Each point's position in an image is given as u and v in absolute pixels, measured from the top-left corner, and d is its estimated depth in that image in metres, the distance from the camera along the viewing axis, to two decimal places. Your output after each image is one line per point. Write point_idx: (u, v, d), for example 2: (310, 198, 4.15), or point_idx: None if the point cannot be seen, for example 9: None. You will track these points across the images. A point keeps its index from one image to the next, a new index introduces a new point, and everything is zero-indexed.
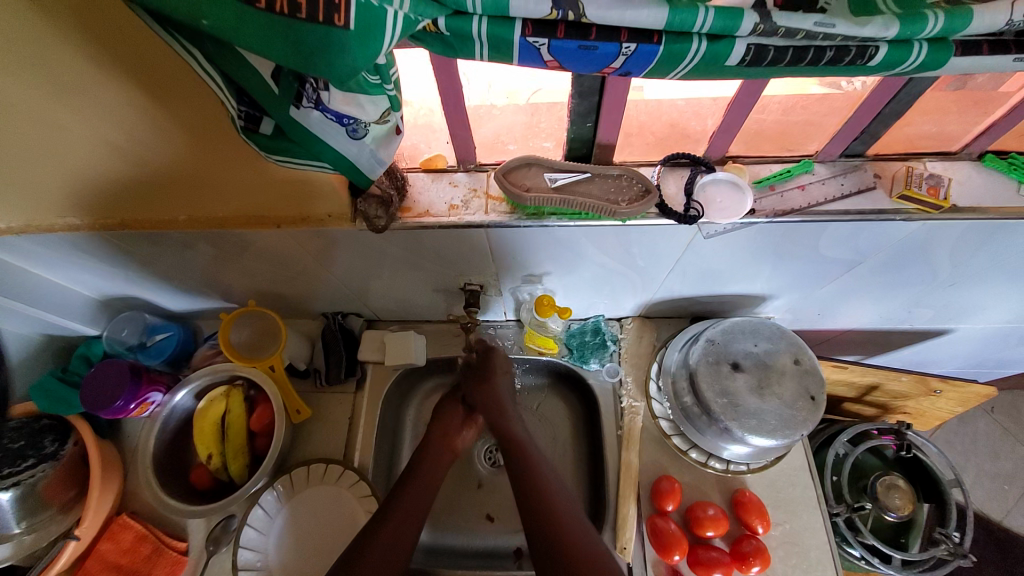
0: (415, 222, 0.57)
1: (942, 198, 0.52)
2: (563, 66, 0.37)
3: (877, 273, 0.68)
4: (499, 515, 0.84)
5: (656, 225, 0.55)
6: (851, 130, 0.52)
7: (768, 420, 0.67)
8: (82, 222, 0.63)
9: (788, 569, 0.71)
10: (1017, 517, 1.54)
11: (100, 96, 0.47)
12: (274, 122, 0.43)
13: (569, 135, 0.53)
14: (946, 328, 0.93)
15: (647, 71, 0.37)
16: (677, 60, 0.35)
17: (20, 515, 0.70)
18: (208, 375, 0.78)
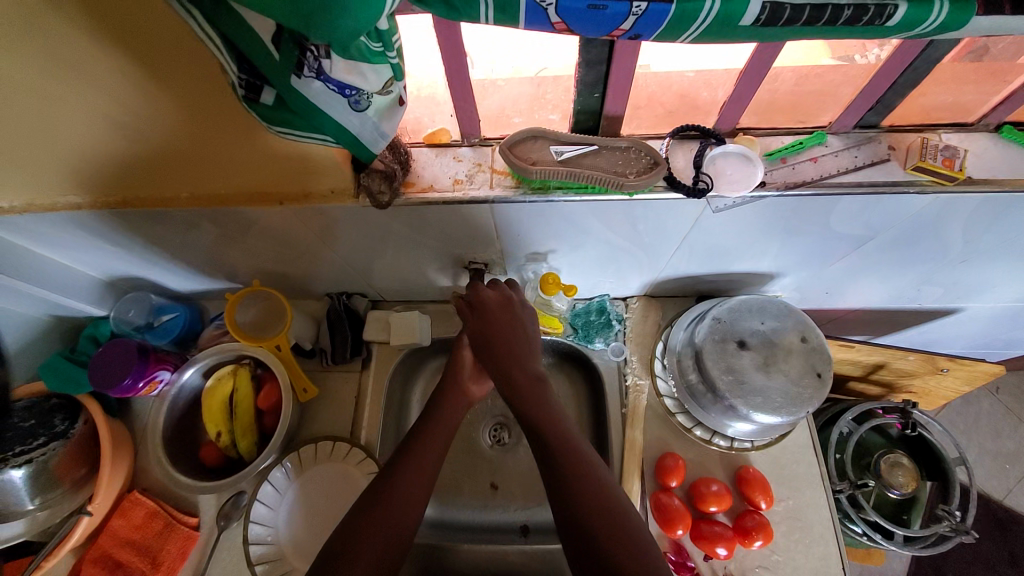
0: (419, 197, 0.56)
1: (956, 169, 0.51)
2: (571, 28, 0.35)
3: (887, 250, 0.67)
4: (502, 484, 0.86)
5: (664, 199, 0.54)
6: (866, 100, 0.50)
7: (773, 398, 0.67)
8: (83, 200, 0.63)
9: (791, 543, 0.71)
10: (1017, 495, 1.56)
11: (95, 68, 0.46)
12: (276, 91, 0.42)
13: (576, 107, 0.52)
14: (955, 307, 0.92)
15: (657, 34, 0.36)
16: (690, 20, 0.34)
17: (34, 493, 0.71)
18: (216, 354, 0.79)
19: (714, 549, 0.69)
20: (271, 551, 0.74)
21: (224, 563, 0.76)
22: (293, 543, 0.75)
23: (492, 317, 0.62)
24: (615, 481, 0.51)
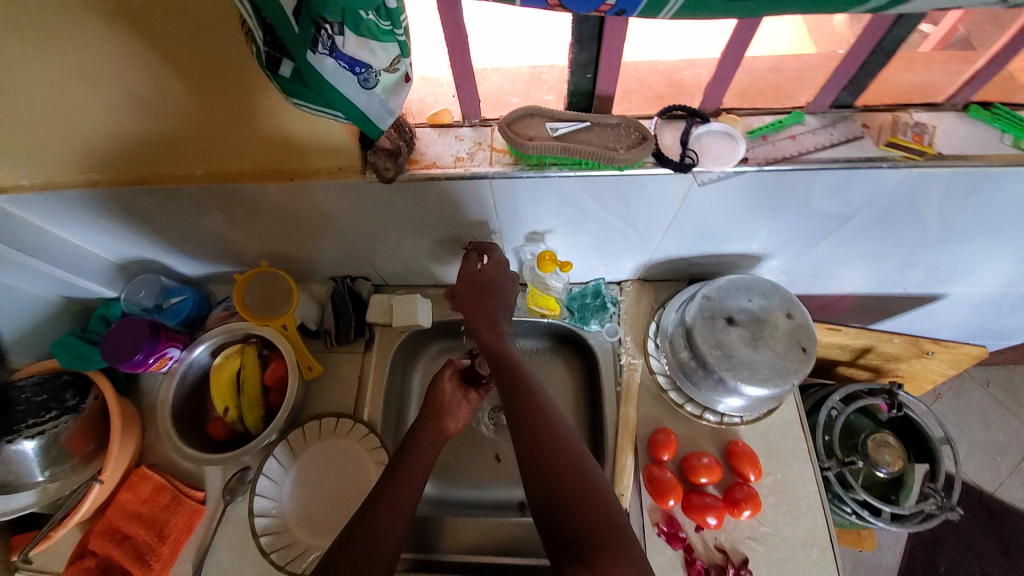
0: (423, 173, 0.59)
1: (925, 144, 0.55)
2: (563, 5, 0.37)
3: (868, 229, 0.70)
4: (507, 454, 0.89)
5: (654, 175, 0.57)
6: (839, 80, 0.54)
7: (761, 370, 0.70)
8: (99, 177, 0.65)
9: (779, 515, 0.74)
10: (1009, 487, 1.58)
11: (118, 44, 0.49)
12: (295, 65, 0.44)
13: (570, 87, 0.56)
14: (939, 292, 0.95)
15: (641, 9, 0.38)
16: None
17: (45, 464, 0.73)
18: (224, 334, 0.81)
19: (704, 519, 0.72)
20: (275, 523, 0.76)
21: (229, 536, 0.78)
22: (297, 515, 0.77)
23: (473, 294, 0.69)
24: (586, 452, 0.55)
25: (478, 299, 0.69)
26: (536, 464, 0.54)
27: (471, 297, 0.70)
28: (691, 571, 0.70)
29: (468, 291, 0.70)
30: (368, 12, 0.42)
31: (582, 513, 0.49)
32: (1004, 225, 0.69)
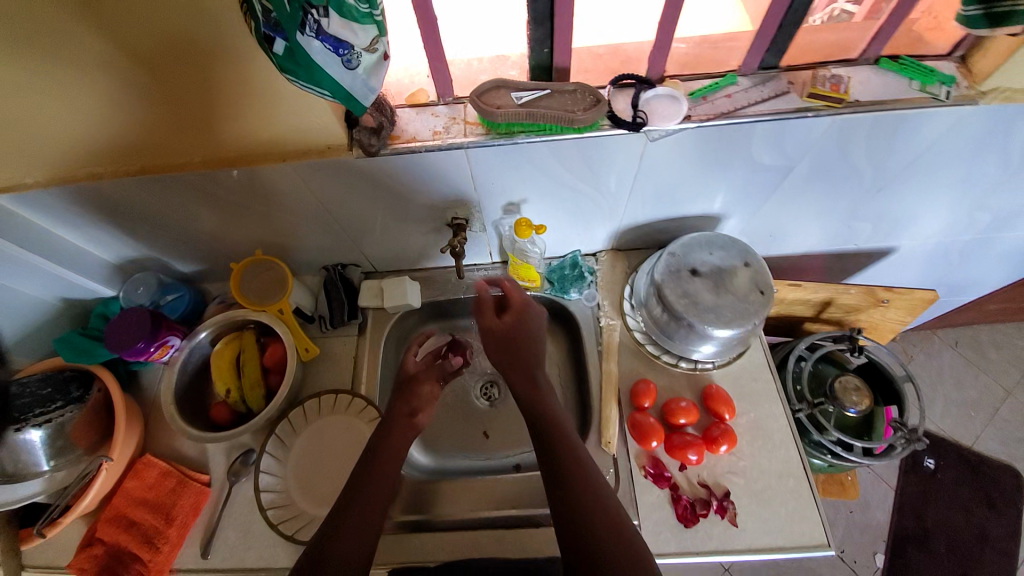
0: (404, 146, 0.66)
1: (842, 92, 0.63)
2: None
3: (809, 180, 0.78)
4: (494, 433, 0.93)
5: (612, 136, 0.65)
6: (762, 43, 0.63)
7: (725, 313, 0.77)
8: (103, 170, 0.70)
9: (755, 449, 0.79)
10: (986, 441, 1.65)
11: (116, 44, 0.54)
12: (287, 43, 0.50)
13: (530, 62, 0.64)
14: (889, 245, 1.04)
15: None
16: None
17: (51, 453, 0.76)
18: (222, 320, 0.85)
19: (686, 456, 0.77)
20: (280, 498, 0.79)
21: (235, 516, 0.80)
22: (298, 485, 0.81)
23: (506, 350, 0.71)
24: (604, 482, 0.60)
25: (514, 352, 0.70)
26: (567, 497, 0.58)
27: (503, 353, 0.71)
28: (677, 507, 0.75)
29: (497, 342, 0.72)
30: None
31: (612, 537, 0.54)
32: (927, 168, 0.78)
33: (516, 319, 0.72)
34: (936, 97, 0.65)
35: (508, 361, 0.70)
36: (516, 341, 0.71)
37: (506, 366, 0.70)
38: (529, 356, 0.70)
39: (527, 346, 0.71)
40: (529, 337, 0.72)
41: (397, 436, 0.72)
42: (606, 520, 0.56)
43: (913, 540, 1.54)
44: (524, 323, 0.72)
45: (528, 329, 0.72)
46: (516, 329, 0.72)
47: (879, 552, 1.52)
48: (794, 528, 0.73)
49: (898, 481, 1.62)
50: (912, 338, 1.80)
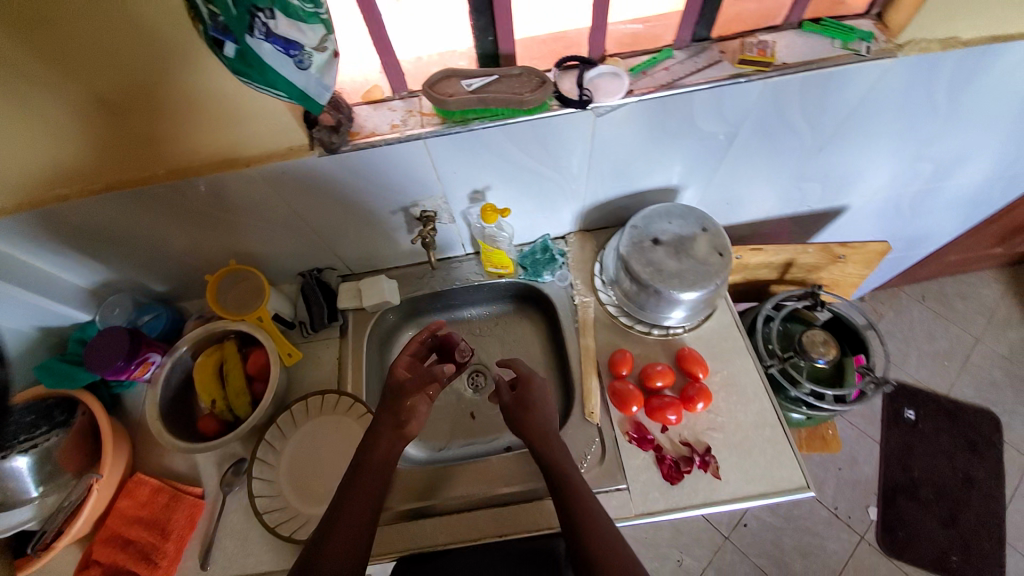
0: (364, 141, 0.69)
1: (768, 56, 0.68)
2: None
3: (753, 144, 0.83)
4: (479, 411, 0.96)
5: (562, 116, 0.69)
6: (690, 16, 0.68)
7: (688, 276, 0.82)
8: (71, 191, 0.71)
9: (731, 404, 0.83)
10: (960, 388, 1.72)
11: (71, 60, 0.55)
12: (238, 46, 0.52)
13: (478, 51, 0.68)
14: (841, 204, 1.10)
15: None
16: None
17: (39, 479, 0.75)
18: (201, 332, 0.86)
19: (666, 417, 0.80)
20: (275, 501, 0.80)
21: (231, 526, 0.80)
22: (291, 486, 0.81)
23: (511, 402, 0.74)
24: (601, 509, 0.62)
25: (520, 408, 0.73)
26: (571, 522, 0.61)
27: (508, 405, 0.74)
28: (662, 467, 0.78)
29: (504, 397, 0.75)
30: None
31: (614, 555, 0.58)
32: (861, 125, 0.83)
33: (520, 378, 0.76)
34: (857, 53, 0.70)
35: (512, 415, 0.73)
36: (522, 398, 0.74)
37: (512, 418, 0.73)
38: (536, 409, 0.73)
39: (533, 400, 0.74)
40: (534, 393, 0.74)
41: (384, 447, 0.69)
42: (606, 535, 0.60)
43: (903, 491, 1.58)
44: (529, 381, 0.75)
45: (535, 388, 0.75)
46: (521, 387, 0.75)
47: (872, 505, 1.56)
48: (774, 474, 0.77)
49: (881, 434, 1.65)
50: (880, 297, 1.87)
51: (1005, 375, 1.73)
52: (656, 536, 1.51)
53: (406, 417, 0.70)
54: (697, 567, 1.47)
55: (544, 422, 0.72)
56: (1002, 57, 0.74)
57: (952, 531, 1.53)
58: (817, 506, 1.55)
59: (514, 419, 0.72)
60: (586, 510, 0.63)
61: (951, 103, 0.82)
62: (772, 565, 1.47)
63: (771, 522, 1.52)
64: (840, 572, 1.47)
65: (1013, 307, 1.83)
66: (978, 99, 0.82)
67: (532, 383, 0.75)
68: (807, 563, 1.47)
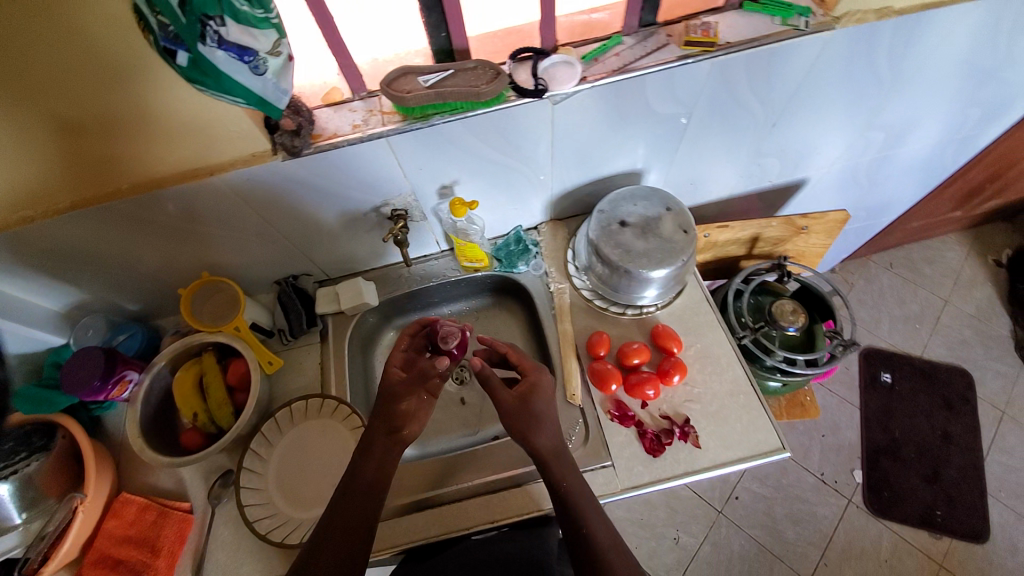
0: (327, 143, 0.70)
1: (712, 36, 0.71)
2: None
3: (708, 123, 0.86)
4: (469, 396, 0.98)
5: (519, 106, 0.71)
6: (636, 2, 0.71)
7: (655, 255, 0.84)
8: (35, 213, 0.70)
9: (706, 375, 0.86)
10: (932, 348, 1.79)
11: (23, 77, 0.54)
12: (190, 54, 0.53)
13: (433, 48, 0.69)
14: (801, 177, 1.14)
15: None
16: None
17: (21, 506, 0.73)
18: (178, 346, 0.85)
19: (644, 392, 0.83)
20: (264, 509, 0.80)
21: (222, 538, 0.80)
22: (281, 492, 0.82)
23: (514, 405, 0.72)
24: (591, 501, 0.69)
25: (523, 414, 0.71)
26: (568, 515, 0.68)
27: (511, 409, 0.72)
28: (644, 441, 0.80)
29: (508, 399, 0.72)
30: (243, 4, 0.52)
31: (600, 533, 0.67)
32: (810, 98, 0.87)
33: (527, 382, 0.74)
34: (797, 28, 0.74)
35: (516, 420, 0.71)
36: (527, 402, 0.72)
37: (514, 423, 0.71)
38: (540, 415, 0.72)
39: (538, 405, 0.72)
40: (540, 399, 0.73)
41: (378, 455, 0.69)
42: (591, 517, 0.67)
43: (886, 452, 1.63)
44: (536, 387, 0.73)
45: (541, 390, 0.74)
46: (528, 393, 0.73)
47: (857, 468, 1.60)
48: (752, 438, 0.80)
49: (861, 398, 1.71)
50: (851, 267, 1.94)
51: (974, 333, 1.81)
52: (653, 516, 1.54)
53: (402, 422, 0.70)
54: (694, 542, 1.50)
55: (546, 425, 0.72)
56: (934, 24, 0.78)
57: (934, 486, 1.58)
58: (805, 473, 1.60)
59: (509, 418, 0.71)
60: (574, 494, 0.69)
61: (893, 72, 0.86)
62: (766, 534, 1.51)
63: (763, 492, 1.57)
64: (831, 535, 1.51)
65: (976, 268, 1.91)
66: (917, 66, 0.86)
67: (538, 389, 0.74)
68: (799, 529, 1.52)
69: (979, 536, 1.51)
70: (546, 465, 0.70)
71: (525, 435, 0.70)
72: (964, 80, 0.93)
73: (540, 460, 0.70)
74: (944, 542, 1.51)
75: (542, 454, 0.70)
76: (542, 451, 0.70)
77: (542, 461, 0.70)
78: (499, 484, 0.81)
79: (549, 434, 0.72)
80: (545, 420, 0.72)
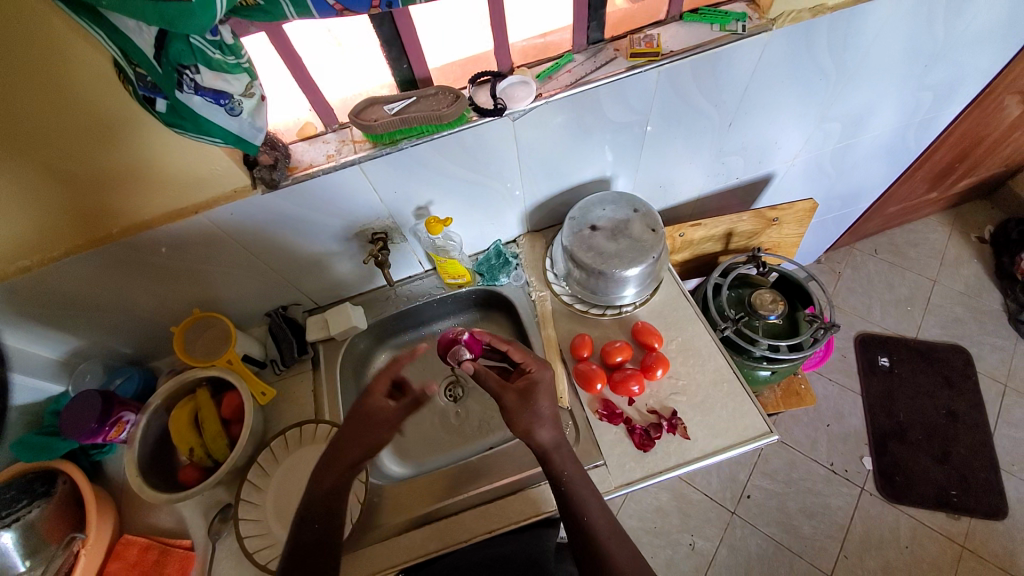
0: (303, 174, 0.74)
1: (655, 47, 0.77)
2: (347, 8, 0.53)
3: (666, 128, 0.91)
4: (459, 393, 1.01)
5: (481, 126, 0.76)
6: (581, 22, 0.76)
7: (627, 255, 0.88)
8: (31, 263, 0.73)
9: (690, 367, 0.88)
10: (926, 329, 1.80)
11: (17, 134, 0.59)
12: (168, 101, 0.57)
13: (397, 80, 0.74)
14: (768, 172, 1.18)
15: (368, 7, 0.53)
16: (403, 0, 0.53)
17: (25, 553, 0.74)
18: (171, 383, 0.87)
19: (630, 388, 0.85)
20: (265, 539, 0.80)
21: (224, 573, 0.80)
22: (279, 520, 0.82)
23: (516, 402, 0.71)
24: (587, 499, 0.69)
25: (524, 410, 0.71)
26: (566, 513, 0.69)
27: (513, 406, 0.71)
28: (635, 437, 0.81)
29: (510, 396, 0.72)
30: (216, 52, 0.54)
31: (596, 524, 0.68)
32: (760, 96, 0.92)
33: (528, 378, 0.73)
34: (735, 32, 0.79)
35: (517, 417, 0.71)
36: (527, 398, 0.72)
37: (517, 420, 0.71)
38: (542, 412, 0.72)
39: (538, 401, 0.72)
40: (540, 396, 0.72)
41: None
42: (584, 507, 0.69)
43: (893, 436, 1.62)
44: (537, 385, 0.73)
45: (543, 388, 0.73)
46: (529, 389, 0.72)
47: (866, 455, 1.59)
48: (739, 424, 0.81)
49: (862, 385, 1.71)
50: (836, 257, 1.97)
51: (966, 311, 1.82)
52: (666, 522, 1.51)
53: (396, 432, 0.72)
54: (710, 547, 1.47)
55: (548, 421, 0.72)
56: (865, 20, 0.84)
57: (946, 466, 1.56)
58: (814, 465, 1.58)
59: (512, 415, 0.71)
60: (574, 486, 0.70)
61: (837, 66, 0.91)
62: (782, 532, 1.48)
63: (774, 488, 1.55)
64: (848, 526, 1.49)
65: (960, 247, 1.94)
66: (857, 59, 0.91)
67: (540, 386, 0.73)
68: (815, 523, 1.49)
69: (997, 513, 1.49)
70: (547, 459, 0.71)
71: (527, 432, 0.71)
72: (908, 67, 0.98)
73: (542, 454, 0.71)
74: (962, 523, 1.48)
75: (540, 450, 0.71)
76: (545, 445, 0.71)
77: (544, 455, 0.71)
78: (495, 492, 0.82)
79: (550, 429, 0.72)
80: (547, 417, 0.72)
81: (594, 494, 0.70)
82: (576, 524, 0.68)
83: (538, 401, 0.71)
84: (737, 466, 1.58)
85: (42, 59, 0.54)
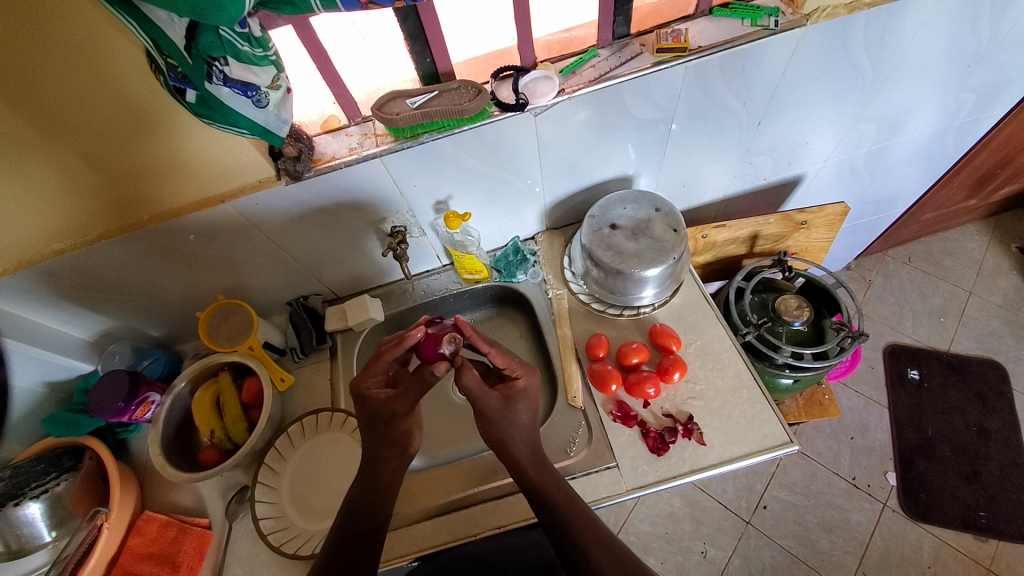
0: (326, 166, 0.76)
1: (683, 42, 0.75)
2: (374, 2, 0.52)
3: (690, 126, 0.89)
4: None
5: (502, 120, 0.75)
6: (607, 17, 0.75)
7: (647, 255, 0.87)
8: (66, 246, 0.76)
9: (708, 371, 0.86)
10: (960, 342, 1.72)
11: (51, 117, 0.61)
12: (197, 92, 0.58)
13: (420, 73, 0.75)
14: (798, 173, 1.14)
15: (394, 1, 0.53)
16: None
17: (52, 524, 0.77)
18: (197, 365, 0.90)
19: (644, 390, 0.84)
20: (277, 522, 0.82)
21: (238, 553, 0.81)
22: (295, 505, 0.84)
23: (496, 405, 0.72)
24: (576, 511, 0.68)
25: (505, 418, 0.73)
26: (553, 519, 0.67)
27: (494, 410, 0.72)
28: (648, 440, 0.80)
29: (493, 399, 0.72)
30: (244, 45, 0.55)
31: (586, 524, 0.67)
32: (792, 94, 0.89)
33: (514, 385, 0.75)
34: (767, 28, 0.76)
35: (497, 422, 0.72)
36: (508, 404, 0.73)
37: (496, 425, 0.72)
38: (517, 421, 0.73)
39: (518, 411, 0.74)
40: (521, 403, 0.75)
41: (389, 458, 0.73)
42: (575, 514, 0.67)
43: (920, 451, 1.55)
44: (520, 393, 0.75)
45: (524, 395, 0.75)
46: (512, 396, 0.74)
47: (890, 471, 1.53)
48: (757, 432, 0.79)
49: (888, 397, 1.64)
50: (867, 264, 1.89)
51: (1003, 324, 1.73)
52: (678, 529, 1.48)
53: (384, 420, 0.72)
54: (722, 556, 1.44)
55: (523, 431, 0.74)
56: (907, 15, 0.79)
57: (975, 485, 1.49)
58: (835, 478, 1.53)
59: (492, 420, 0.72)
60: (567, 498, 0.69)
61: (875, 64, 0.87)
62: (799, 545, 1.44)
63: (793, 500, 1.50)
64: (869, 542, 1.44)
65: (999, 257, 1.85)
66: (896, 58, 0.87)
67: (525, 395, 0.75)
68: (833, 537, 1.45)
69: None
70: (526, 476, 0.71)
71: (503, 440, 0.72)
72: (950, 68, 0.93)
73: (518, 468, 0.72)
74: (989, 545, 1.41)
75: (524, 463, 0.71)
76: (520, 461, 0.72)
77: (522, 468, 0.71)
78: (507, 487, 0.82)
79: (523, 443, 0.73)
80: (524, 427, 0.74)
81: (583, 513, 0.68)
82: (583, 527, 0.66)
83: (517, 410, 0.74)
84: (754, 475, 1.55)
85: (80, 43, 0.55)
